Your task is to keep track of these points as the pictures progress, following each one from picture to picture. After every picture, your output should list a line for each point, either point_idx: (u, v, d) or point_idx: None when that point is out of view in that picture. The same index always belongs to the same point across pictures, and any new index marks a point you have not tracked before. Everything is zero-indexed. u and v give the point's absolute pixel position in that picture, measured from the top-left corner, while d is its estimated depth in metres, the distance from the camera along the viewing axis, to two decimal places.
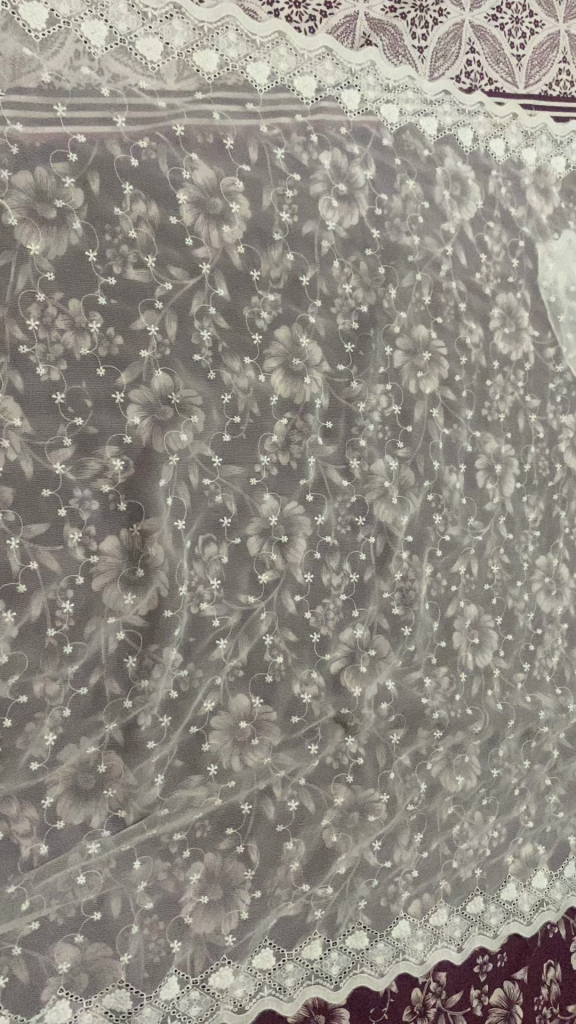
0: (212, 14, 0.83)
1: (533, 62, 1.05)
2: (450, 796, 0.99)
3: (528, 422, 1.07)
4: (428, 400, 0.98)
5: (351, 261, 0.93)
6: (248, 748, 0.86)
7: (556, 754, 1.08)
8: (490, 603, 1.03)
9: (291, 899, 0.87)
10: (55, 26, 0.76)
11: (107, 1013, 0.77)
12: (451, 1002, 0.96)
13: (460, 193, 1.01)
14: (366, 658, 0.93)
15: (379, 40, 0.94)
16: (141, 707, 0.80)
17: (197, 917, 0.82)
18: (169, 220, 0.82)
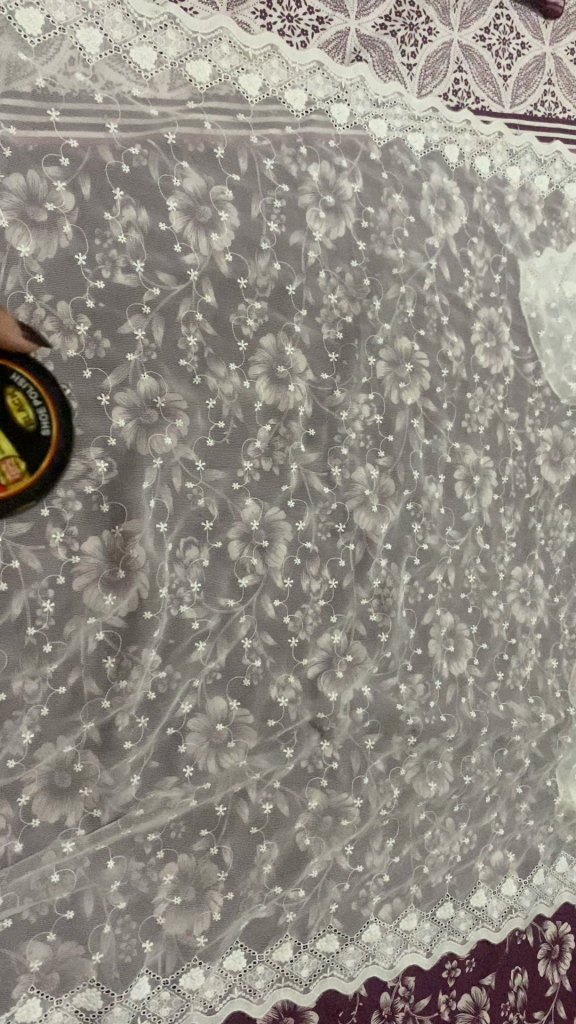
0: (206, 26, 0.85)
1: (519, 82, 1.07)
2: (423, 802, 1.00)
3: (506, 435, 1.08)
4: (409, 411, 1.00)
5: (337, 272, 0.95)
6: (224, 750, 0.87)
7: (528, 764, 1.10)
8: (466, 611, 1.04)
9: (263, 901, 0.88)
10: (50, 32, 0.77)
11: (78, 1012, 0.77)
12: (419, 1007, 0.97)
13: (445, 208, 1.03)
14: (342, 663, 0.95)
15: (369, 57, 0.96)
16: (118, 707, 0.81)
17: (169, 918, 0.83)
18: (159, 226, 0.83)
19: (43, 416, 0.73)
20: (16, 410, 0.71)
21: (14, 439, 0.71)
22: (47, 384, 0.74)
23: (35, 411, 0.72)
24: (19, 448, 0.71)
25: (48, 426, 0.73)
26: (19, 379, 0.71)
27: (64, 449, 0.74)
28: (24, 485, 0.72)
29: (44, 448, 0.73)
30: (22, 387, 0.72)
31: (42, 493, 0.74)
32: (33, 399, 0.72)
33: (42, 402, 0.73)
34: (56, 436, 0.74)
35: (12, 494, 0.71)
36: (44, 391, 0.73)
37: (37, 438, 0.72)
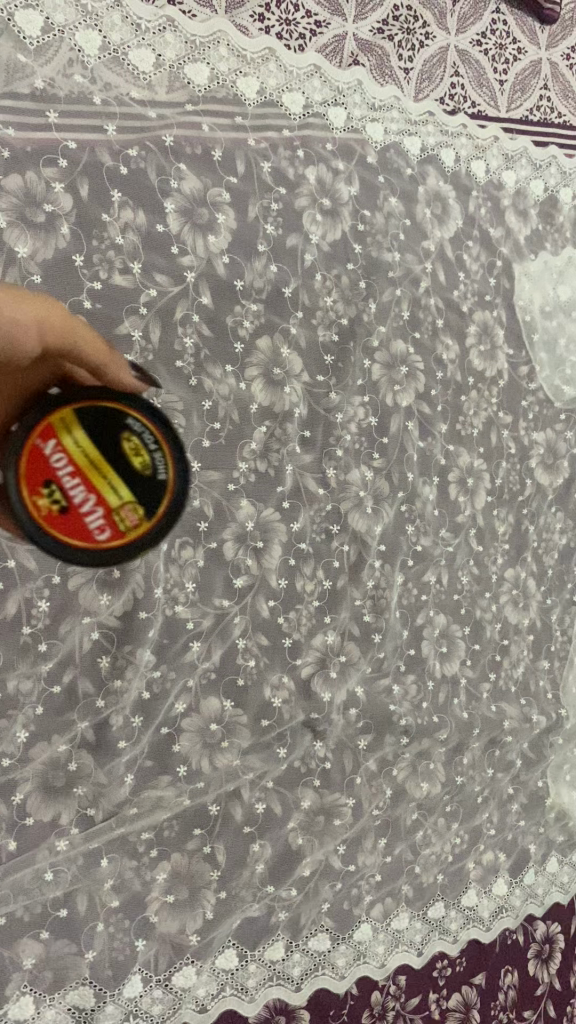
0: (204, 29, 0.85)
1: (516, 87, 1.08)
2: (414, 802, 1.00)
3: (500, 437, 1.09)
4: (404, 413, 1.00)
5: (333, 275, 0.95)
6: (218, 750, 0.87)
7: (520, 764, 1.10)
8: (459, 613, 1.05)
9: (255, 900, 0.88)
10: (49, 33, 0.77)
11: (70, 1010, 0.78)
12: (409, 1005, 0.98)
13: (441, 212, 1.03)
14: (336, 663, 0.95)
15: (366, 61, 0.96)
16: (113, 707, 0.82)
17: (162, 916, 0.83)
18: (156, 227, 0.83)
19: (161, 459, 0.59)
20: (132, 451, 0.58)
21: (130, 482, 0.58)
22: (163, 423, 0.59)
23: (151, 454, 0.58)
24: (134, 492, 0.58)
25: (164, 467, 0.59)
26: (136, 413, 0.58)
27: (182, 494, 0.60)
28: (141, 534, 0.59)
29: (159, 497, 0.59)
30: (137, 426, 0.58)
31: (158, 543, 0.60)
32: (150, 437, 0.58)
33: (159, 440, 0.59)
34: (170, 480, 0.59)
35: (127, 545, 0.58)
36: (163, 427, 0.59)
37: (152, 484, 0.58)
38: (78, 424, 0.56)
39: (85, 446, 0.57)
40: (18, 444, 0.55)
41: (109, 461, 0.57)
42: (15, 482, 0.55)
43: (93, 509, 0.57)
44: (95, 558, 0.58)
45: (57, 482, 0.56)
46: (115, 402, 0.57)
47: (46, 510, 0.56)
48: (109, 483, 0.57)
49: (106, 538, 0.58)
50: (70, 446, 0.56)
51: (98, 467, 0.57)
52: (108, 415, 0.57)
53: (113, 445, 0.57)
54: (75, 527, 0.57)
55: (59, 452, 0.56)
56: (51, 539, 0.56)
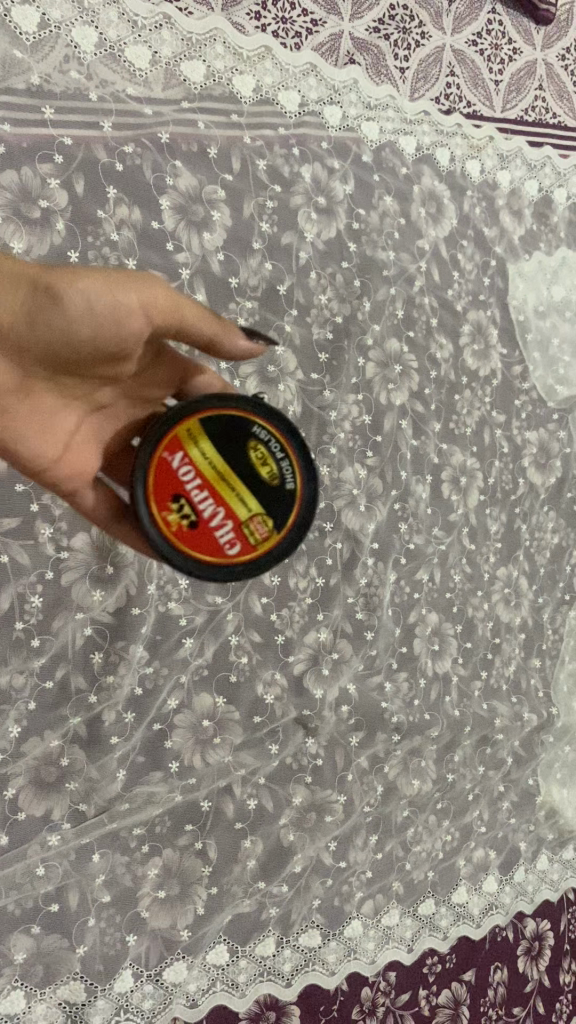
0: (200, 27, 0.85)
1: (511, 87, 1.08)
2: (405, 800, 1.01)
3: (493, 436, 1.09)
4: (398, 412, 1.00)
5: (328, 273, 0.95)
6: (210, 747, 0.88)
7: (510, 762, 1.11)
8: (451, 611, 1.05)
9: (246, 896, 0.89)
10: (46, 30, 0.78)
11: (61, 1004, 0.78)
12: (399, 1001, 0.98)
13: (436, 211, 1.03)
14: (328, 660, 0.95)
15: (362, 60, 0.96)
16: (105, 702, 0.82)
17: (153, 911, 0.83)
18: (151, 224, 0.84)
19: (286, 471, 0.66)
20: (260, 465, 0.65)
21: (258, 495, 0.65)
22: (290, 437, 0.67)
23: (278, 467, 0.66)
24: (262, 505, 0.65)
25: (292, 481, 0.67)
26: (262, 428, 0.66)
27: (309, 504, 0.67)
28: (271, 542, 0.66)
29: (287, 506, 0.66)
30: (264, 442, 0.66)
31: (289, 556, 0.67)
32: (275, 452, 0.66)
33: (284, 455, 0.66)
34: (297, 493, 0.67)
35: (257, 557, 0.66)
36: (288, 442, 0.67)
37: (279, 495, 0.66)
38: (203, 440, 0.65)
39: (213, 461, 0.64)
40: (153, 461, 0.64)
41: (235, 474, 0.65)
42: (146, 496, 0.64)
43: (224, 521, 0.65)
44: (225, 571, 0.66)
45: (188, 497, 0.64)
46: (242, 420, 0.65)
47: (177, 522, 0.64)
48: (235, 496, 0.65)
49: (236, 551, 0.65)
50: (199, 462, 0.64)
51: (225, 481, 0.64)
52: (235, 431, 0.65)
53: (239, 461, 0.65)
54: (205, 539, 0.65)
55: (189, 467, 0.64)
56: (186, 550, 0.64)
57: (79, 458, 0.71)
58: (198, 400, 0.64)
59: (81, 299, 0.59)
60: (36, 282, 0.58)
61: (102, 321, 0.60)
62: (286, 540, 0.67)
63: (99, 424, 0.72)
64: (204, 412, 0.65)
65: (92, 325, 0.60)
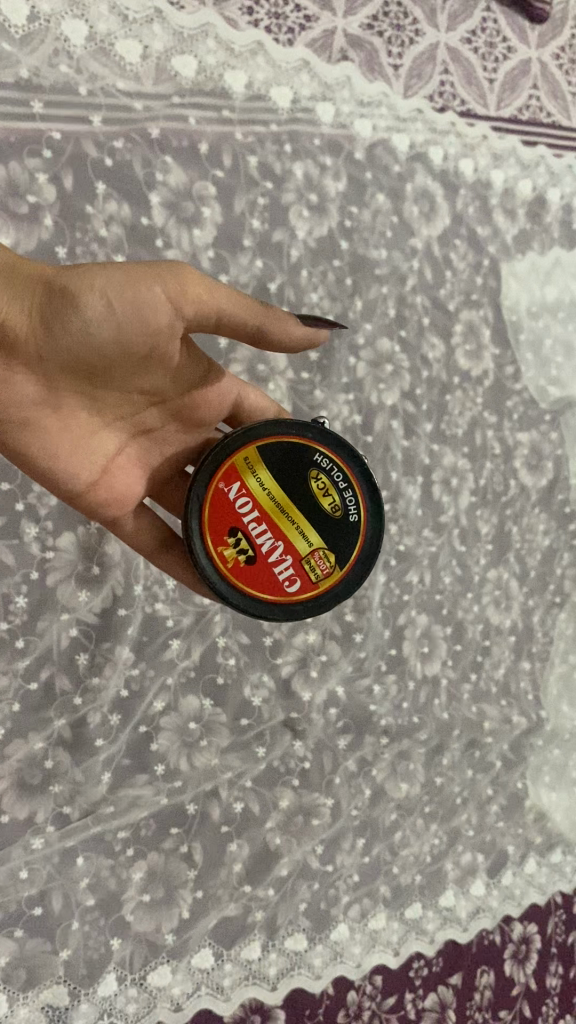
0: (193, 20, 0.84)
1: (505, 86, 1.06)
2: (394, 803, 1.00)
3: (485, 437, 1.08)
4: (388, 412, 1.00)
5: (319, 271, 0.94)
6: (196, 748, 0.87)
7: (499, 765, 1.10)
8: (441, 613, 1.05)
9: (232, 900, 0.88)
10: (35, 23, 0.77)
11: (44, 1008, 0.77)
12: (386, 1005, 0.97)
13: (429, 209, 1.01)
14: (317, 662, 0.95)
15: (356, 56, 0.95)
16: (90, 704, 0.82)
17: (137, 915, 0.83)
18: (140, 220, 0.83)
19: (346, 504, 0.71)
20: (320, 500, 0.70)
21: (317, 529, 0.70)
22: (350, 469, 0.72)
23: (338, 501, 0.71)
24: (323, 540, 0.70)
25: (353, 516, 0.71)
26: (322, 461, 0.71)
27: (373, 533, 0.72)
28: (336, 572, 0.71)
29: (350, 537, 0.71)
30: (325, 477, 0.70)
31: (352, 589, 0.73)
32: (336, 486, 0.71)
33: (345, 489, 0.71)
34: (357, 528, 0.72)
35: (318, 592, 0.71)
36: (349, 475, 0.71)
37: (341, 527, 0.71)
38: (262, 473, 0.69)
39: (274, 498, 0.69)
40: (211, 496, 0.69)
41: (295, 509, 0.69)
42: (205, 529, 0.69)
43: (283, 556, 0.70)
44: (286, 607, 0.71)
45: (246, 532, 0.69)
46: (302, 456, 0.70)
47: (235, 555, 0.69)
48: (296, 532, 0.70)
49: (296, 587, 0.70)
50: (260, 497, 0.69)
51: (286, 518, 0.69)
52: (294, 467, 0.70)
53: (300, 497, 0.70)
54: (263, 572, 0.70)
55: (248, 502, 0.69)
56: (247, 583, 0.70)
57: (119, 481, 0.74)
58: (256, 437, 0.69)
59: (101, 302, 0.61)
60: (50, 288, 0.61)
61: (124, 322, 0.62)
62: (348, 574, 0.72)
63: (141, 450, 0.75)
64: (262, 448, 0.69)
65: (115, 324, 0.62)
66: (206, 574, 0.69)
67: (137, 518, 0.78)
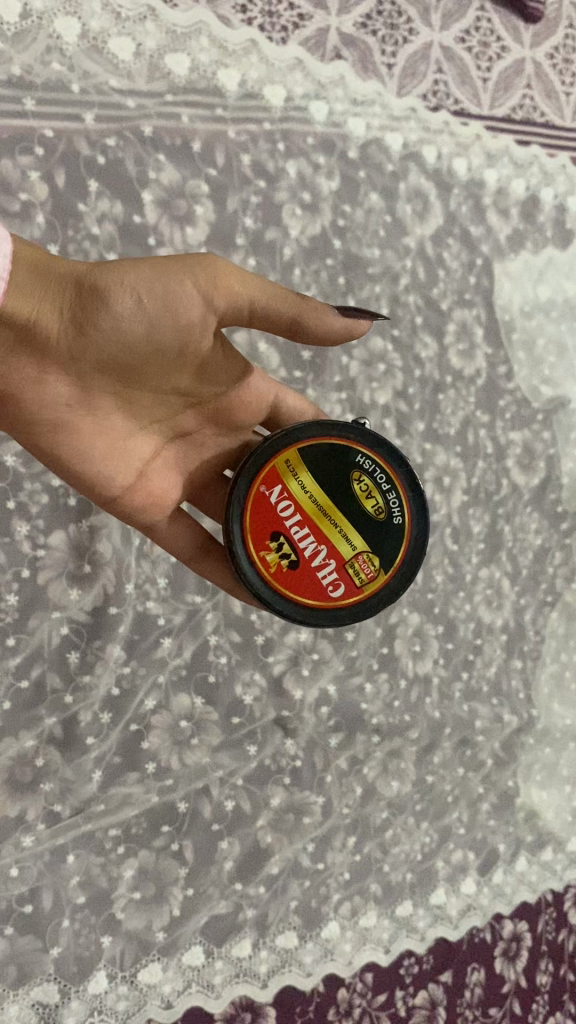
0: (186, 18, 0.83)
1: (499, 85, 1.06)
2: (384, 801, 1.00)
3: (477, 437, 1.08)
4: (381, 411, 1.00)
5: (312, 270, 0.94)
6: (187, 747, 0.87)
7: (490, 763, 1.10)
8: (433, 612, 1.05)
9: (222, 898, 0.88)
10: (28, 20, 0.77)
11: (34, 1005, 0.77)
12: (376, 1003, 0.97)
13: (422, 209, 1.01)
14: (308, 661, 0.95)
15: (349, 55, 0.95)
16: (81, 703, 0.82)
17: (128, 913, 0.83)
18: (133, 219, 0.83)
19: (390, 506, 0.71)
20: (363, 502, 0.70)
21: (360, 531, 0.70)
22: (394, 471, 0.72)
23: (382, 502, 0.71)
24: (367, 544, 0.71)
25: (395, 517, 0.71)
26: (364, 463, 0.71)
27: (417, 536, 0.72)
28: (379, 577, 0.71)
29: (393, 540, 0.71)
30: (368, 478, 0.70)
31: (396, 593, 0.73)
32: (378, 488, 0.71)
33: (386, 490, 0.71)
34: (400, 529, 0.72)
35: (362, 595, 0.71)
36: (391, 476, 0.71)
37: (385, 530, 0.71)
38: (304, 477, 0.69)
39: (315, 499, 0.69)
40: (252, 498, 0.69)
41: (337, 512, 0.70)
42: (247, 534, 0.69)
43: (326, 560, 0.70)
44: (330, 610, 0.71)
45: (288, 536, 0.69)
46: (345, 458, 0.70)
47: (278, 560, 0.69)
48: (339, 536, 0.70)
49: (340, 591, 0.70)
50: (302, 499, 0.69)
51: (329, 520, 0.69)
52: (337, 469, 0.70)
53: (343, 499, 0.70)
54: (307, 575, 0.70)
55: (290, 505, 0.69)
56: (291, 587, 0.70)
57: (153, 484, 0.74)
58: (298, 438, 0.69)
59: (134, 299, 0.61)
60: (80, 286, 0.60)
61: (156, 317, 0.61)
62: (392, 576, 0.72)
63: (177, 452, 0.75)
64: (303, 451, 0.70)
65: (147, 321, 0.61)
66: (249, 578, 0.69)
67: (172, 520, 0.78)
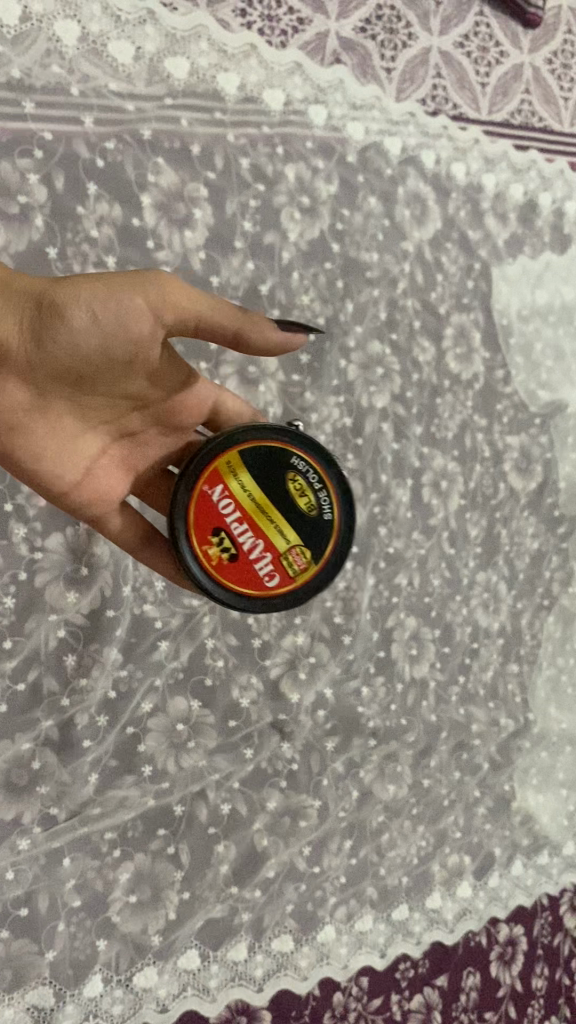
0: (186, 22, 0.83)
1: (497, 90, 1.07)
2: (381, 804, 1.00)
3: (474, 441, 1.09)
4: (379, 415, 1.00)
5: (310, 274, 0.94)
6: (184, 750, 0.87)
7: (487, 767, 1.10)
8: (430, 616, 1.05)
9: (218, 901, 0.88)
10: (27, 23, 0.76)
11: (29, 1009, 0.77)
12: (372, 1007, 0.97)
13: (420, 213, 1.02)
14: (305, 664, 0.95)
15: (348, 59, 0.95)
16: (78, 706, 0.81)
17: (124, 917, 0.83)
18: (132, 222, 0.83)
19: (324, 501, 0.71)
20: (297, 499, 0.70)
21: (294, 526, 0.70)
22: (329, 468, 0.72)
23: (316, 497, 0.71)
24: (300, 538, 0.71)
25: (328, 514, 0.72)
26: (300, 460, 0.71)
27: (347, 531, 0.73)
28: (310, 571, 0.72)
29: (326, 535, 0.72)
30: (302, 473, 0.71)
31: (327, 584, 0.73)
32: (312, 485, 0.71)
33: (320, 488, 0.71)
34: (333, 525, 0.72)
35: (295, 587, 0.72)
36: (325, 471, 0.72)
37: (319, 524, 0.71)
38: (244, 475, 0.69)
39: (252, 494, 0.69)
40: (195, 495, 0.69)
41: (274, 509, 0.70)
42: (189, 530, 0.70)
43: (262, 554, 0.70)
44: (265, 602, 0.72)
45: (228, 531, 0.69)
46: (281, 455, 0.70)
47: (219, 554, 0.70)
48: (276, 532, 0.70)
49: (275, 583, 0.71)
50: (239, 494, 0.69)
51: (264, 515, 0.69)
52: (274, 467, 0.70)
53: (279, 496, 0.70)
54: (246, 568, 0.70)
55: (229, 501, 0.69)
56: (229, 580, 0.70)
57: (104, 485, 0.74)
58: (236, 436, 0.69)
59: (87, 314, 0.61)
60: (41, 303, 0.62)
61: (108, 332, 0.62)
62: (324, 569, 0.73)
63: (129, 453, 0.75)
64: (243, 448, 0.70)
65: (100, 335, 0.62)
66: (190, 570, 0.70)
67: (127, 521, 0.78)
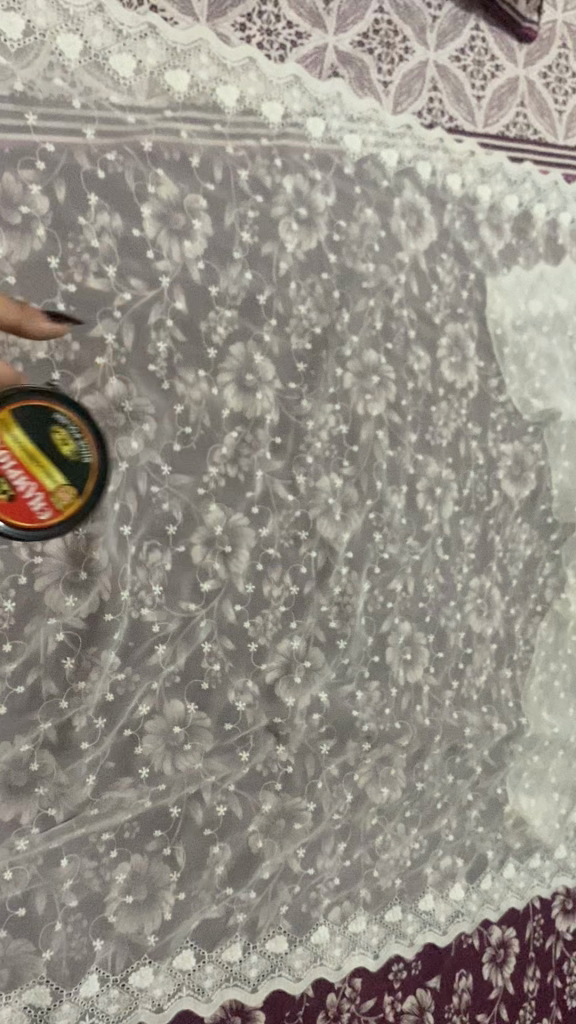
0: (185, 37, 0.85)
1: (493, 103, 1.09)
2: (375, 807, 1.02)
3: (469, 448, 1.10)
4: (375, 422, 1.01)
5: (307, 283, 0.95)
6: (180, 753, 0.88)
7: (479, 771, 1.12)
8: (423, 621, 1.06)
9: (214, 902, 0.89)
10: (30, 37, 0.78)
11: (26, 1008, 0.79)
12: (364, 1008, 0.99)
13: (416, 224, 1.03)
14: (301, 668, 0.96)
15: (346, 73, 0.97)
16: (76, 708, 0.82)
17: (120, 917, 0.84)
18: (131, 233, 0.84)
19: (82, 448, 0.73)
20: (59, 445, 0.71)
21: (61, 468, 0.72)
22: (83, 416, 0.72)
23: (76, 444, 0.72)
24: (64, 479, 0.72)
25: (89, 457, 0.73)
26: (61, 411, 0.71)
27: (104, 473, 0.74)
28: (75, 509, 0.73)
29: (84, 477, 0.73)
30: (63, 424, 0.71)
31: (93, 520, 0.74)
32: (75, 435, 0.72)
33: (83, 436, 0.72)
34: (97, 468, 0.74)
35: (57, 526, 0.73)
36: (84, 423, 0.73)
37: (76, 467, 0.72)
38: (15, 427, 0.69)
39: (24, 443, 0.69)
40: None
41: (43, 458, 0.71)
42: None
43: (36, 496, 0.71)
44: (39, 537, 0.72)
45: (3, 476, 0.69)
46: (43, 407, 0.70)
47: (26, 504, 0.70)
48: (54, 475, 0.71)
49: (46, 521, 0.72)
50: (12, 444, 0.69)
51: (36, 461, 0.70)
52: (43, 417, 0.70)
53: (43, 443, 0.70)
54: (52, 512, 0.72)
55: (4, 450, 0.69)
56: (5, 524, 0.70)
57: None
58: (12, 392, 0.69)
59: None
60: None
61: None
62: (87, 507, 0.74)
63: None
64: (16, 401, 0.69)
65: None
66: None
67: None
